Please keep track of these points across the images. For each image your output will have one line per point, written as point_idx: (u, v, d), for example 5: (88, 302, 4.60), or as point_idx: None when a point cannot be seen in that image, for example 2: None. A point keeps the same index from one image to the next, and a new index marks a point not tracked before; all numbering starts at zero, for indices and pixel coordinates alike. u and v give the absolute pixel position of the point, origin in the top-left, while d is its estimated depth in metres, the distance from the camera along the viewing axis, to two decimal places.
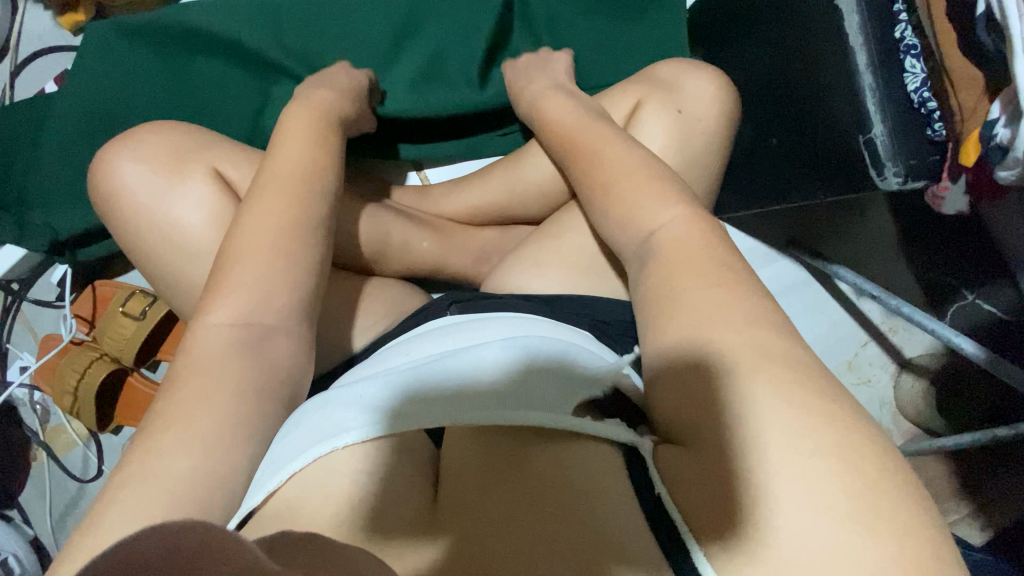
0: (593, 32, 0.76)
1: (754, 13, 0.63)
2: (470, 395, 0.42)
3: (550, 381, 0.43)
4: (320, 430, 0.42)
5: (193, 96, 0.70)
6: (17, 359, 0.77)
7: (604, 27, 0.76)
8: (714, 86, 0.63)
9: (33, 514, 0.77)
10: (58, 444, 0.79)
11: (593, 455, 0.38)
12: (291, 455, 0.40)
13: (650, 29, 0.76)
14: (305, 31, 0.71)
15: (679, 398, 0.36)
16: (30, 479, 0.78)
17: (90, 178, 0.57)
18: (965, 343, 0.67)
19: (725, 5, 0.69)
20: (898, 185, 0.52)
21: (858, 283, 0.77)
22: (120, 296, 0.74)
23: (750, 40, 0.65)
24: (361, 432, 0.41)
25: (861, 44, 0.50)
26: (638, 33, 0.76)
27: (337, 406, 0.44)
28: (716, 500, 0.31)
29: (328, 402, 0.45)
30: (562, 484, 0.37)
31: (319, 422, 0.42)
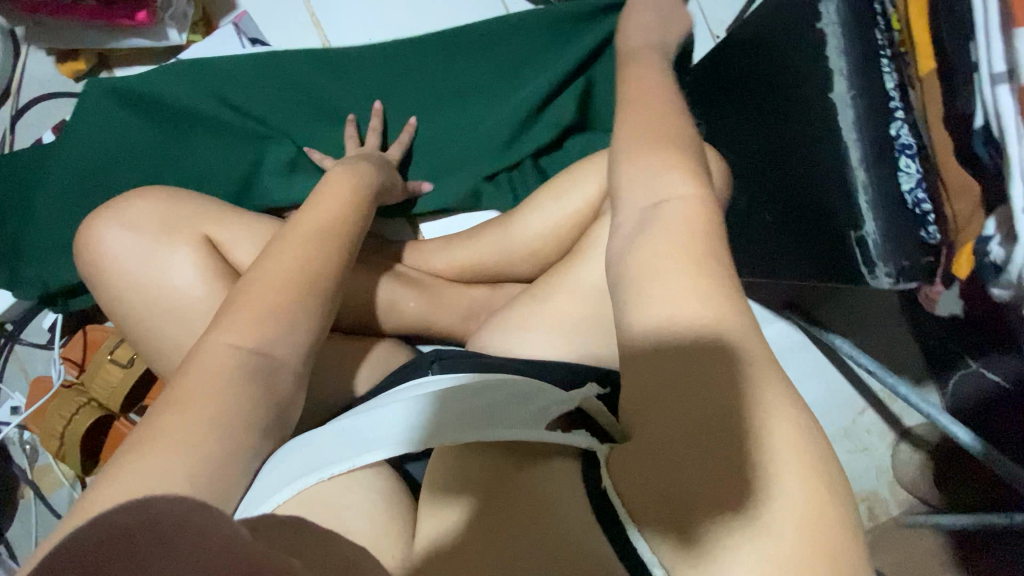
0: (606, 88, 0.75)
1: (749, 91, 0.61)
2: (448, 416, 0.42)
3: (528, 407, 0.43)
4: (304, 465, 0.42)
5: (190, 160, 0.71)
6: (8, 399, 0.78)
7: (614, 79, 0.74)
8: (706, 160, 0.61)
9: (20, 551, 0.78)
10: (45, 483, 0.79)
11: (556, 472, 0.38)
12: (272, 487, 0.40)
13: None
14: (307, 114, 0.74)
15: (648, 381, 0.32)
16: (17, 518, 0.79)
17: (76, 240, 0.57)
18: (959, 431, 0.65)
19: (722, 71, 0.66)
20: (889, 285, 0.50)
21: (855, 355, 0.75)
22: (109, 342, 0.74)
23: (744, 113, 0.63)
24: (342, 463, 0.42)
25: (855, 140, 0.49)
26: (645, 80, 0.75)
27: (323, 444, 0.44)
28: (671, 507, 0.29)
29: (315, 441, 0.45)
30: (534, 510, 0.36)
31: (303, 458, 0.43)
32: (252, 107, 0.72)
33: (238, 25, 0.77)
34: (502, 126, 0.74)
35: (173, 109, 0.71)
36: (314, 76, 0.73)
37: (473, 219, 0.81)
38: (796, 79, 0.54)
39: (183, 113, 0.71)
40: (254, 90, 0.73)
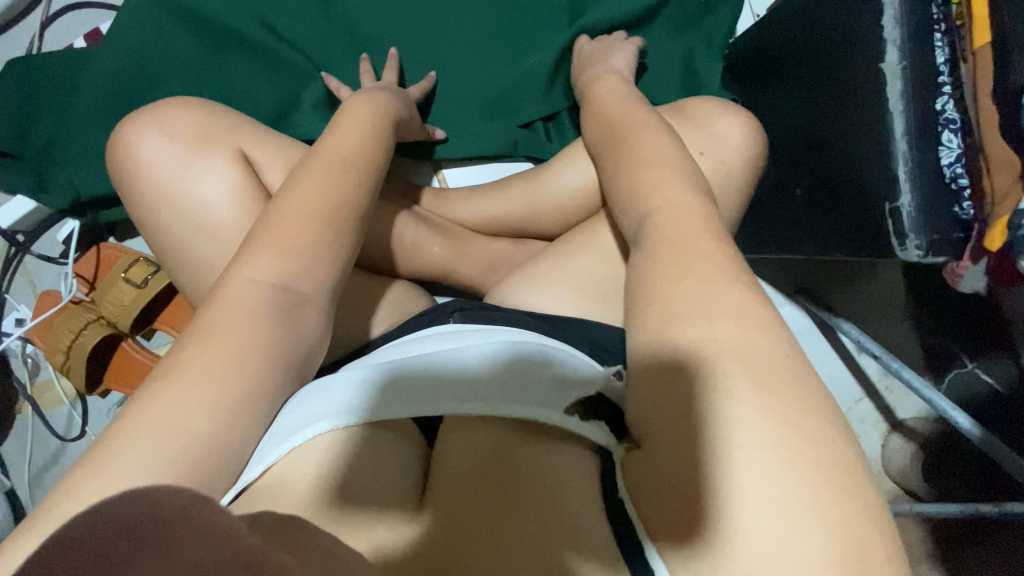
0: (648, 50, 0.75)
1: (795, 66, 0.63)
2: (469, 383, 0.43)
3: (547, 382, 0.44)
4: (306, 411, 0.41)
5: (221, 85, 0.70)
6: (13, 310, 0.77)
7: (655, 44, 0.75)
8: (744, 126, 0.61)
9: (13, 465, 0.77)
10: (45, 399, 0.78)
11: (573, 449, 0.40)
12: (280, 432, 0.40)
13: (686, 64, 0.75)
14: (344, 49, 0.73)
15: None
16: (13, 432, 0.78)
17: (109, 143, 0.56)
18: (961, 417, 0.67)
19: (767, 46, 0.68)
20: (917, 258, 0.52)
21: (862, 340, 0.77)
22: (124, 261, 0.73)
23: (787, 86, 0.65)
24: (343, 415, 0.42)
25: (899, 109, 0.50)
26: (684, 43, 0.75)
27: (332, 387, 0.43)
28: None
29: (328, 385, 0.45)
30: (535, 502, 0.36)
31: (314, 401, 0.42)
32: (292, 35, 0.71)
33: None
34: (537, 57, 0.76)
35: (215, 30, 0.70)
36: (359, 11, 0.73)
37: (500, 173, 0.81)
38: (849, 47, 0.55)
39: (223, 35, 0.70)
40: (294, 19, 0.71)
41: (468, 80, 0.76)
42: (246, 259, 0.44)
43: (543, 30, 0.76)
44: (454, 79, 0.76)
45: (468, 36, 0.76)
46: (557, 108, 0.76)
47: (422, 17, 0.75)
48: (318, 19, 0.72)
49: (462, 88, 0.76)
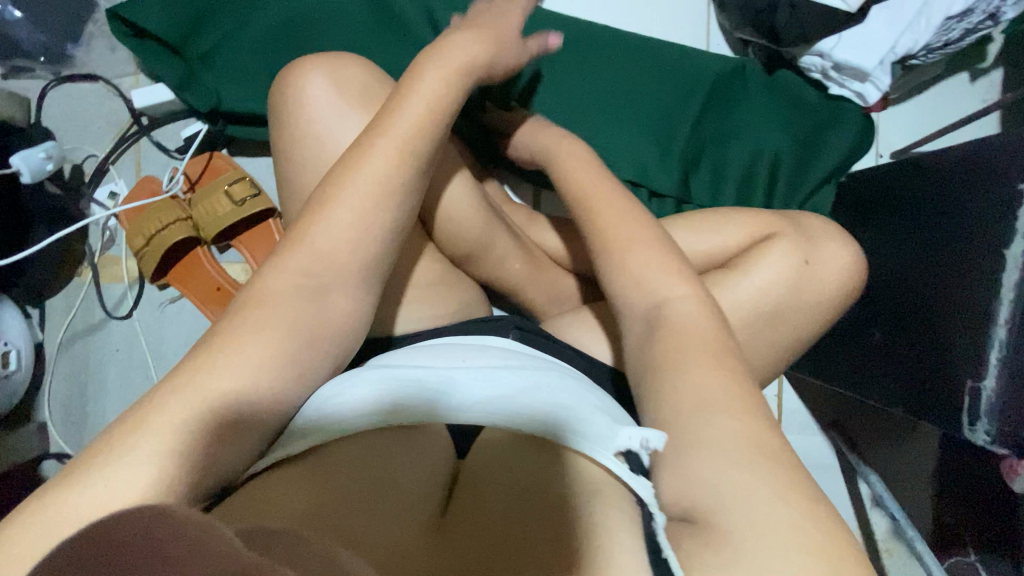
0: (767, 161, 0.79)
1: (915, 220, 0.65)
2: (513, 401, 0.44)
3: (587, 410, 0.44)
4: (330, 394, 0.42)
5: (379, 48, 0.73)
6: (110, 183, 0.80)
7: (778, 157, 0.79)
8: (856, 254, 0.61)
9: (50, 322, 0.81)
10: (105, 273, 0.81)
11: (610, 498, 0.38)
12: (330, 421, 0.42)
13: (799, 183, 0.80)
14: None
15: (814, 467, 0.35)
16: (64, 291, 0.81)
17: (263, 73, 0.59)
18: None
19: (890, 193, 0.70)
20: (984, 443, 0.52)
21: (881, 495, 0.76)
22: (229, 175, 0.76)
23: (897, 237, 0.67)
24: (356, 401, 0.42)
25: (1008, 297, 0.51)
26: (806, 165, 0.79)
27: (374, 380, 0.44)
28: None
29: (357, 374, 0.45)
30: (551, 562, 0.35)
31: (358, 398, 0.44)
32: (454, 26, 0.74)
33: None
34: (663, 131, 0.81)
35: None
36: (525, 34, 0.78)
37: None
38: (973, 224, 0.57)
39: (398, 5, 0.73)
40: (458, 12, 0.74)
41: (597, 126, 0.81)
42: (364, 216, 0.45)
43: (681, 108, 0.81)
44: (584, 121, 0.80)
45: (608, 90, 0.81)
46: (664, 180, 0.80)
47: (577, 63, 0.81)
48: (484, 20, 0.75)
49: (586, 131, 0.81)
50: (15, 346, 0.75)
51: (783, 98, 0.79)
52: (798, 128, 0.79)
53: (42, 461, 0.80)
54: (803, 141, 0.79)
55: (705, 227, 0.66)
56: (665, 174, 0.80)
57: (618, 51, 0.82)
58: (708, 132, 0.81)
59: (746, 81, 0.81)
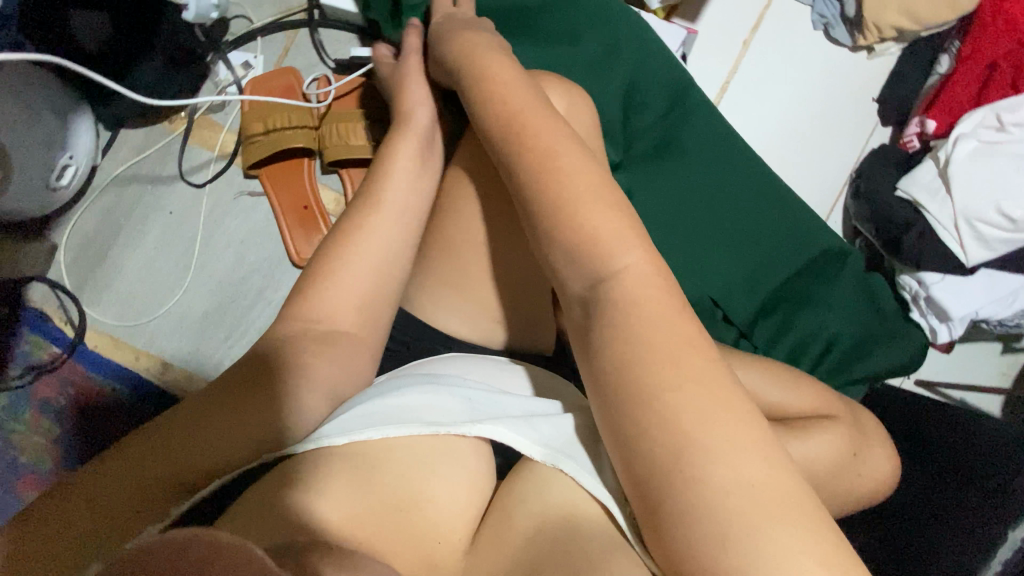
0: (827, 338, 0.80)
1: (943, 470, 0.71)
2: (458, 418, 0.45)
3: (534, 422, 0.46)
4: (350, 399, 0.47)
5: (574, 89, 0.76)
6: (250, 53, 0.77)
7: (840, 339, 0.80)
8: (889, 467, 0.67)
9: (117, 153, 0.75)
10: (198, 134, 0.76)
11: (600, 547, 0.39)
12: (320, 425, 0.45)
13: (849, 372, 0.80)
14: (654, 133, 0.80)
15: None
16: (148, 131, 0.76)
17: (460, 33, 0.57)
18: None
19: (931, 435, 0.77)
20: None
21: None
22: (376, 110, 0.74)
23: (916, 468, 0.75)
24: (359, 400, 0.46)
25: (995, 568, 0.57)
26: (861, 356, 0.80)
27: (383, 385, 0.49)
28: None
29: (376, 385, 0.50)
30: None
31: (341, 410, 0.46)
32: (637, 93, 0.79)
33: (686, 36, 0.83)
34: (763, 265, 0.80)
35: (605, 53, 0.78)
36: (693, 123, 0.81)
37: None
38: (996, 502, 0.62)
39: (606, 59, 0.78)
40: (645, 80, 0.79)
41: (710, 227, 0.80)
42: (563, 257, 0.44)
43: (781, 252, 0.81)
44: (702, 216, 0.80)
45: (727, 197, 0.81)
46: (743, 310, 0.80)
47: (717, 158, 0.81)
48: (663, 101, 0.80)
49: (690, 229, 0.80)
50: (75, 162, 0.69)
51: (867, 290, 0.82)
52: (866, 321, 0.81)
53: (32, 282, 0.73)
54: (865, 337, 0.80)
55: (777, 377, 0.69)
56: (746, 306, 0.80)
57: (736, 161, 0.81)
58: (795, 289, 0.81)
59: (845, 262, 0.83)
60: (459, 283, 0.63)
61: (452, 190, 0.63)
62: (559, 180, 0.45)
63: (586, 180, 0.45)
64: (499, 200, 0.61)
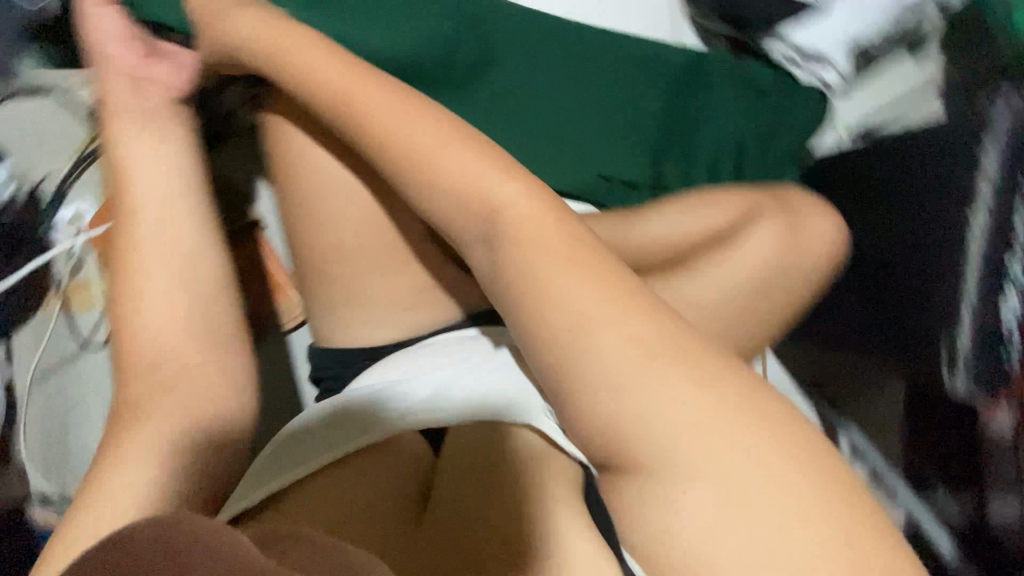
0: (724, 150, 0.80)
1: (893, 199, 0.74)
2: (417, 416, 0.53)
3: (483, 393, 0.53)
4: (320, 433, 0.56)
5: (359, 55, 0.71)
6: (78, 203, 0.76)
7: (735, 144, 0.80)
8: (828, 228, 0.67)
9: (22, 355, 0.75)
10: (77, 299, 0.77)
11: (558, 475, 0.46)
12: (294, 461, 0.54)
13: (759, 167, 0.81)
14: (467, 49, 0.75)
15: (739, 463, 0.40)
16: (34, 322, 0.76)
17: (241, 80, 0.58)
18: (944, 539, 0.70)
19: (861, 173, 0.79)
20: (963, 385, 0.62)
21: (863, 448, 0.82)
22: None
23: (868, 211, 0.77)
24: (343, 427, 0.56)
25: (980, 264, 0.62)
26: (761, 149, 0.81)
27: (346, 410, 0.56)
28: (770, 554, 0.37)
29: (339, 405, 0.57)
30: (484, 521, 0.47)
31: (305, 440, 0.55)
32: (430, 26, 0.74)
33: None
34: (632, 118, 0.80)
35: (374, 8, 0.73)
36: (499, 24, 0.77)
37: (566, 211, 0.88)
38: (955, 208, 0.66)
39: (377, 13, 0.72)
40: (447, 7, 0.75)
41: (565, 111, 0.79)
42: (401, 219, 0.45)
43: (642, 96, 0.79)
44: (552, 107, 0.79)
45: (584, 79, 0.79)
46: (634, 170, 0.79)
47: (539, 47, 0.79)
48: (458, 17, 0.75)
49: (548, 123, 0.78)
50: None
51: (743, 83, 0.80)
52: (753, 117, 0.80)
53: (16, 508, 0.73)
54: (760, 131, 0.80)
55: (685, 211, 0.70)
56: (636, 165, 0.80)
57: (579, 45, 0.79)
58: (673, 120, 0.81)
59: (709, 69, 0.81)
60: (356, 298, 0.63)
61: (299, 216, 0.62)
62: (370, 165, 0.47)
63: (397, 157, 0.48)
64: (347, 208, 0.61)
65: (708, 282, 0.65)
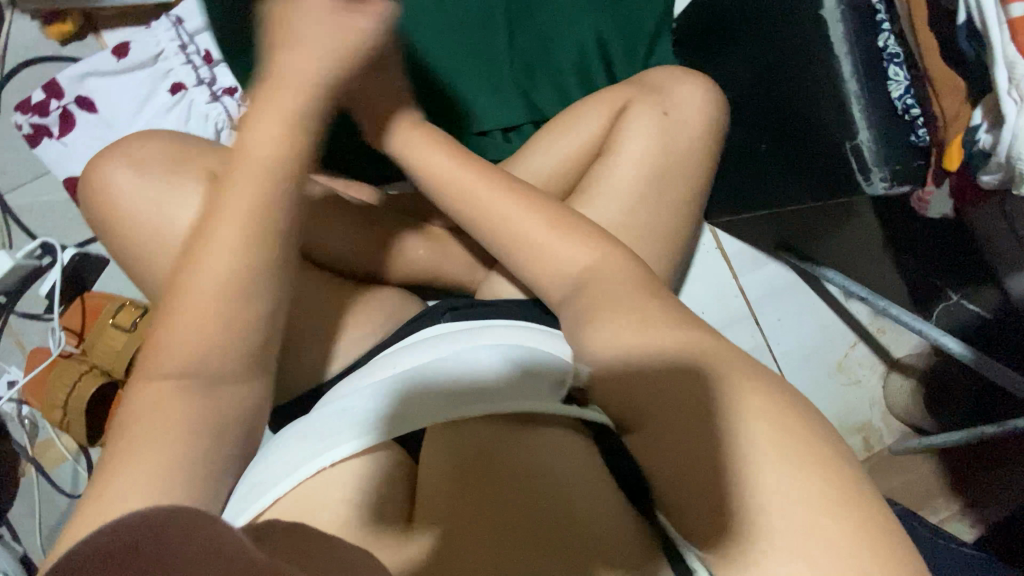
0: (587, 55, 0.78)
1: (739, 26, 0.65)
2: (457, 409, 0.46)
3: (531, 378, 0.48)
4: (313, 447, 0.46)
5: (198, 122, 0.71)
6: (4, 373, 0.75)
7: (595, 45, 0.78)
8: (700, 93, 0.63)
9: (22, 529, 0.75)
10: (46, 459, 0.76)
11: (563, 452, 0.46)
12: (281, 480, 0.44)
13: (625, 58, 0.79)
14: None
15: (620, 393, 0.41)
16: (18, 496, 0.75)
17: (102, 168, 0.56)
18: (951, 342, 0.71)
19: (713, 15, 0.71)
20: (884, 189, 0.53)
21: (847, 284, 0.81)
22: (110, 307, 0.73)
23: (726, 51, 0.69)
24: (346, 447, 0.46)
25: (844, 52, 0.52)
26: (623, 38, 0.78)
27: (355, 418, 0.47)
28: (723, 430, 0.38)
29: (335, 413, 0.48)
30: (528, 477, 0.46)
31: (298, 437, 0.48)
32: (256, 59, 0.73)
33: None
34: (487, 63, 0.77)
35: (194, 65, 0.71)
36: None
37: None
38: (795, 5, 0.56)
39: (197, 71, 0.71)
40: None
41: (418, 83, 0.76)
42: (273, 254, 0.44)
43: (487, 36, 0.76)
44: None
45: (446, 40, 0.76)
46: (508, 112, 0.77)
47: None
48: None
49: None
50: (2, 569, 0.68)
51: None
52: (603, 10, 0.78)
53: None
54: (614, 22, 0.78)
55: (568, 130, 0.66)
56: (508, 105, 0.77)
57: None
58: (526, 47, 0.78)
59: None
60: None
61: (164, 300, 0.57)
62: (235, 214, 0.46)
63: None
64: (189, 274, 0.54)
65: (605, 195, 0.61)
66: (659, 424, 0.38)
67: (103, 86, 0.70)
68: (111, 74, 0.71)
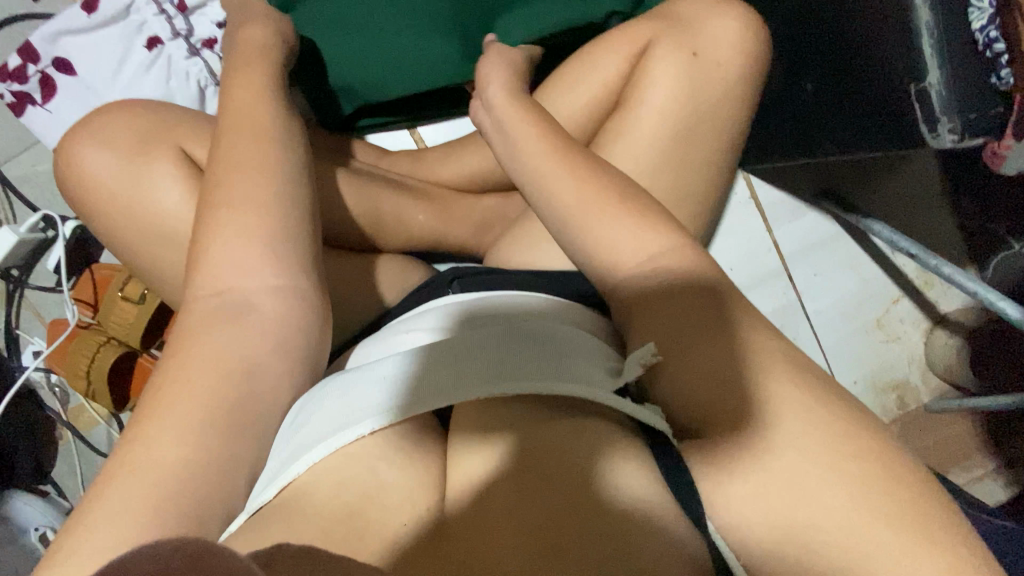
0: None
1: None
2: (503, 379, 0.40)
3: (570, 359, 0.42)
4: (343, 414, 0.40)
5: (171, 83, 0.67)
6: (28, 344, 0.76)
7: None
8: (738, 25, 0.53)
9: (68, 488, 0.78)
10: (81, 423, 0.79)
11: (611, 441, 0.40)
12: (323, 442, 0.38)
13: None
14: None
15: (655, 328, 0.39)
16: (59, 458, 0.78)
17: (87, 142, 0.54)
18: (1009, 308, 0.64)
19: None
20: (953, 143, 0.46)
21: (895, 240, 0.72)
22: (119, 279, 0.72)
23: None
24: (394, 412, 0.40)
25: None
26: None
27: (398, 379, 0.42)
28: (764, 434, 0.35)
29: (369, 375, 0.43)
30: (578, 476, 0.38)
31: (343, 400, 0.41)
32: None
33: None
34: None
35: (164, 25, 0.67)
36: None
37: (440, 136, 0.79)
38: None
39: (167, 31, 0.67)
40: None
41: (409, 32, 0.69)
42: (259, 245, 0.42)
43: None
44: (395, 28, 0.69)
45: None
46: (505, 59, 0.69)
47: None
48: None
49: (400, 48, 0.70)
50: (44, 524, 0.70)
51: None
52: None
53: None
54: None
55: (580, 76, 0.59)
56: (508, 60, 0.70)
57: None
58: None
59: None
60: None
61: (161, 283, 0.56)
62: (221, 190, 0.44)
63: (251, 169, 0.45)
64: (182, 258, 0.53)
65: (627, 155, 0.54)
66: (694, 382, 0.37)
67: (78, 45, 0.66)
68: (83, 31, 0.66)
